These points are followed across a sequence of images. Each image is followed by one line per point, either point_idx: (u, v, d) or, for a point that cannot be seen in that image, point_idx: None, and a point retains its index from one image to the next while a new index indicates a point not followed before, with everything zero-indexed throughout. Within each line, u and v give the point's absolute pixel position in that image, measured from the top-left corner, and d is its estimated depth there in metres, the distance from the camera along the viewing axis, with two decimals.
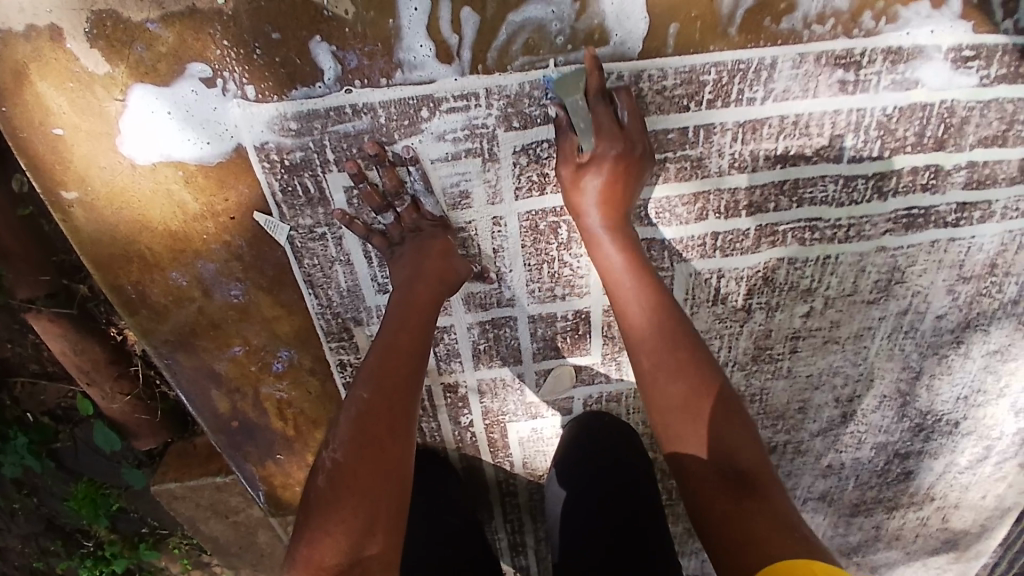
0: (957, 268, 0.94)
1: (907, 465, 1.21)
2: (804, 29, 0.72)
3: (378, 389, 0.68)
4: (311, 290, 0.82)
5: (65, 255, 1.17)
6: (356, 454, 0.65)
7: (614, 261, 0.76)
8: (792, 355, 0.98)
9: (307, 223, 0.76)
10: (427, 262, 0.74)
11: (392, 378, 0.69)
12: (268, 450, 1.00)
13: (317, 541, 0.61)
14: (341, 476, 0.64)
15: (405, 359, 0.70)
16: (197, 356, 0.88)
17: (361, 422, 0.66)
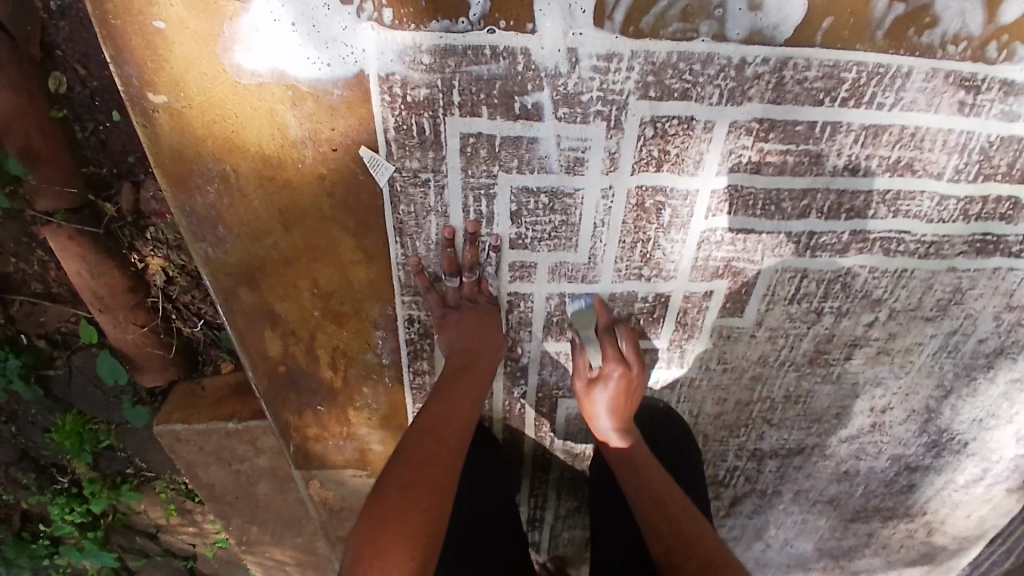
0: (1007, 296, 0.96)
1: (912, 479, 1.26)
2: (939, 47, 0.71)
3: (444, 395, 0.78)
4: (398, 238, 0.78)
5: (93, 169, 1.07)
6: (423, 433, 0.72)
7: (622, 233, 0.76)
8: (845, 361, 1.00)
9: (413, 166, 0.72)
10: (482, 321, 0.84)
11: (454, 409, 0.77)
12: (309, 399, 0.96)
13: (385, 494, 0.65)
14: (407, 452, 0.70)
15: (466, 397, 0.79)
16: (258, 293, 0.83)
17: (431, 415, 0.75)
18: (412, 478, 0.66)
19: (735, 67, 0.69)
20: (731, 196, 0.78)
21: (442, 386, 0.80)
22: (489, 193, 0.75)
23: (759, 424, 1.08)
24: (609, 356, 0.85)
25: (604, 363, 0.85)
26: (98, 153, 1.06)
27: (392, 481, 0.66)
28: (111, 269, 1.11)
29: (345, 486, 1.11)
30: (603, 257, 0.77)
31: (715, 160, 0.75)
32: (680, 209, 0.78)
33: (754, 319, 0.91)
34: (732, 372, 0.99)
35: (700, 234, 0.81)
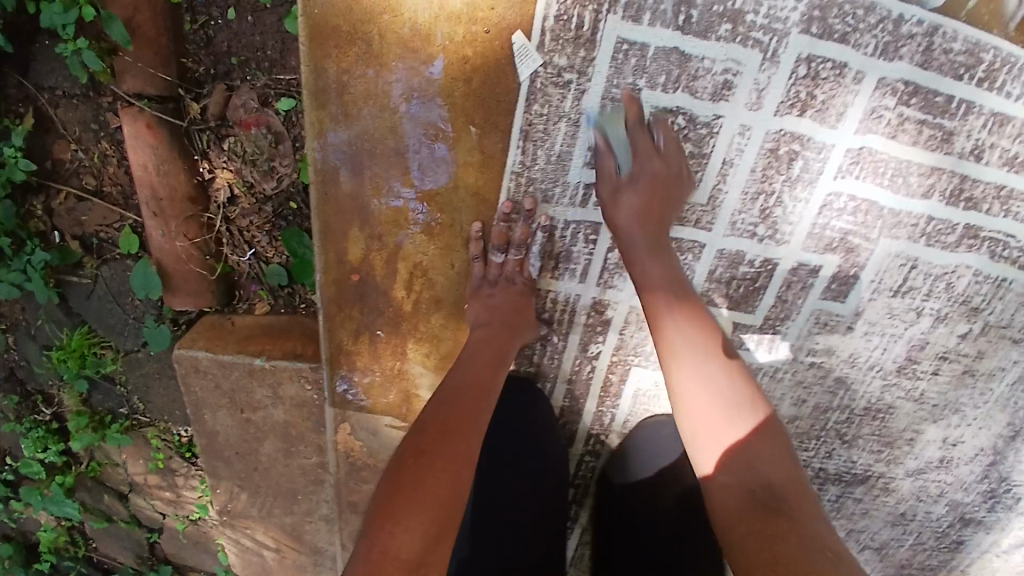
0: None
1: (964, 536, 1.17)
2: None
3: (470, 363, 0.77)
4: (522, 142, 0.75)
5: (190, 65, 1.07)
6: (446, 407, 0.72)
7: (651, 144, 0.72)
8: (930, 376, 0.95)
9: (561, 63, 0.71)
10: (513, 301, 0.82)
11: (475, 383, 0.75)
12: (370, 322, 0.89)
13: (406, 465, 0.66)
14: (426, 426, 0.70)
15: (490, 368, 0.77)
16: (358, 181, 0.79)
17: (454, 386, 0.74)
18: (430, 450, 0.67)
19: (892, 22, 0.71)
20: (863, 160, 0.77)
21: (459, 366, 0.77)
22: (627, 108, 0.73)
23: (831, 438, 1.00)
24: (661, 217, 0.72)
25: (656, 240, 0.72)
26: (199, 50, 1.07)
27: (412, 453, 0.67)
28: (176, 171, 1.10)
29: (378, 438, 1.01)
30: (636, 200, 0.71)
31: (857, 116, 0.74)
32: (812, 164, 0.77)
33: (857, 308, 0.86)
34: (819, 369, 0.92)
35: (824, 197, 0.78)
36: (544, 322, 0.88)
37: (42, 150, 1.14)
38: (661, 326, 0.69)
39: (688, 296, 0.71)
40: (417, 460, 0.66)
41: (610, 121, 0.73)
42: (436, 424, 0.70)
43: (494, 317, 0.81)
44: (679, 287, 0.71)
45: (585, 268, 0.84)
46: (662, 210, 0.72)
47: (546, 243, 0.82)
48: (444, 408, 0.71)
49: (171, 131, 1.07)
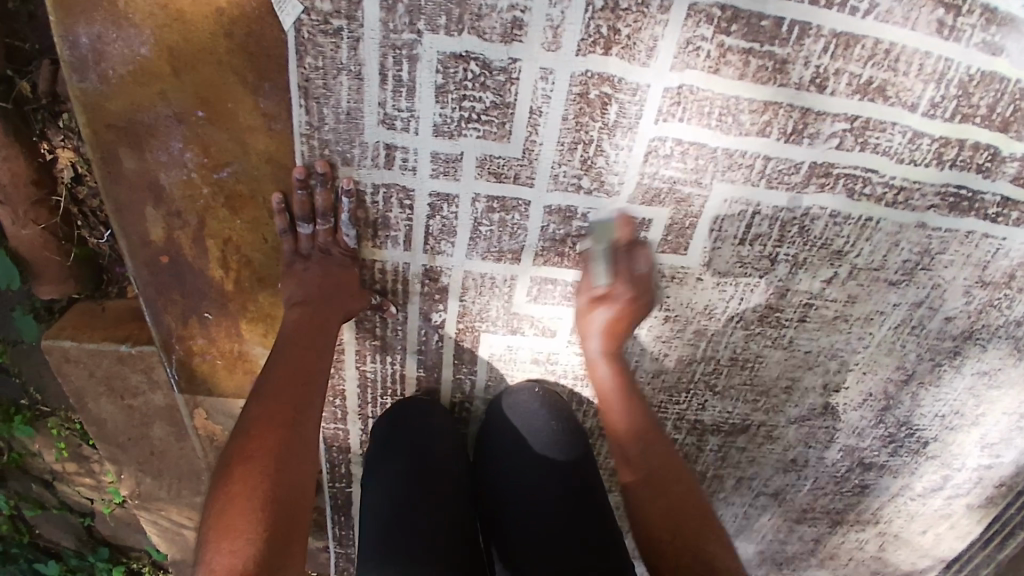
0: (979, 269, 0.88)
1: (865, 478, 1.15)
2: None
3: (290, 343, 0.73)
4: (302, 100, 0.69)
5: (17, 43, 0.96)
6: (267, 398, 0.68)
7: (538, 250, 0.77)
8: (798, 324, 0.91)
9: (324, 9, 0.64)
10: (333, 275, 0.77)
11: (298, 366, 0.72)
12: (194, 304, 0.85)
13: (234, 471, 0.63)
14: (251, 423, 0.66)
15: (312, 347, 0.74)
16: (140, 156, 0.74)
17: (275, 374, 0.70)
18: (258, 450, 0.64)
19: None
20: (684, 100, 0.70)
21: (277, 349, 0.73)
22: (410, 55, 0.66)
23: (702, 391, 0.98)
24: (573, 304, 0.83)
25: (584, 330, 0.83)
26: (24, 26, 0.96)
27: (238, 456, 0.64)
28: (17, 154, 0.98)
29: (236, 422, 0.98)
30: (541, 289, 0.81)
31: (670, 49, 0.67)
32: (627, 107, 0.70)
33: (701, 258, 0.83)
34: (675, 323, 0.90)
35: (646, 144, 0.73)
36: (375, 295, 0.84)
37: None
38: (591, 330, 0.83)
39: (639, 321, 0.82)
40: (244, 463, 0.63)
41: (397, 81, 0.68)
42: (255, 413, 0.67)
43: (314, 293, 0.76)
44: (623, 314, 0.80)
45: (406, 234, 0.79)
46: (641, 273, 0.79)
47: (358, 210, 0.76)
48: (266, 404, 0.68)
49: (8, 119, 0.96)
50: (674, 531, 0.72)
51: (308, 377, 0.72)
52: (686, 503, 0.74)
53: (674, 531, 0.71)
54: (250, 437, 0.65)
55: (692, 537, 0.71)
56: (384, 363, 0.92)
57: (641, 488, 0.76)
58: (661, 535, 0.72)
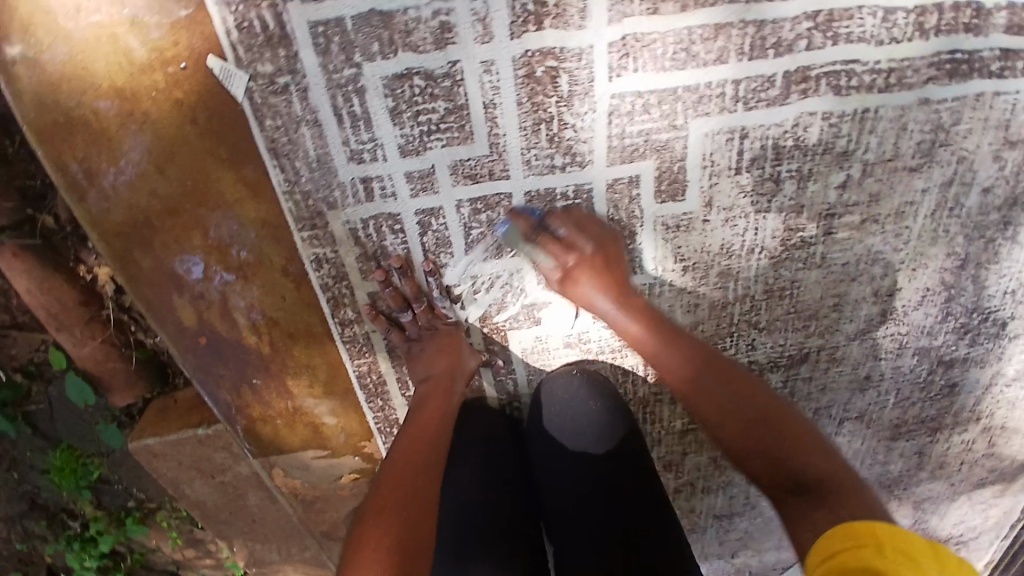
0: (1002, 129, 0.80)
1: (952, 377, 1.09)
2: None
3: (418, 405, 0.81)
4: (275, 161, 0.73)
5: (29, 184, 1.05)
6: (400, 452, 0.75)
7: (558, 242, 0.78)
8: (827, 238, 0.86)
9: (267, 71, 0.69)
10: (445, 344, 0.85)
11: (423, 420, 0.79)
12: (240, 372, 0.91)
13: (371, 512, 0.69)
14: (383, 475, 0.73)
15: (436, 404, 0.81)
16: (154, 252, 0.81)
17: (404, 431, 0.78)
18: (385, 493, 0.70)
19: None
20: (633, 49, 0.69)
21: (414, 415, 0.81)
22: (357, 89, 0.69)
23: (747, 330, 0.95)
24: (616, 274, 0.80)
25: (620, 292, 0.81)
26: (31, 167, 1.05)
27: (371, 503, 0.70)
28: (61, 282, 1.08)
29: (311, 471, 1.03)
30: (592, 284, 0.79)
31: (602, 7, 0.66)
32: (576, 73, 0.70)
33: (701, 200, 0.81)
34: (695, 271, 0.87)
35: (609, 103, 0.72)
36: (483, 349, 0.91)
37: None
38: (589, 299, 0.81)
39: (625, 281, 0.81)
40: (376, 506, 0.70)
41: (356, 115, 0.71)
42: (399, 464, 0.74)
43: (434, 368, 0.84)
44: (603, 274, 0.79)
45: (407, 257, 0.81)
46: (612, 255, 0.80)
47: (356, 246, 0.80)
48: (400, 454, 0.75)
49: (44, 254, 1.07)
50: (812, 459, 0.71)
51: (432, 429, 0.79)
52: (798, 445, 0.73)
53: (804, 487, 0.69)
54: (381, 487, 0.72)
55: (781, 445, 0.73)
56: None
57: (704, 400, 0.79)
58: (752, 437, 0.75)
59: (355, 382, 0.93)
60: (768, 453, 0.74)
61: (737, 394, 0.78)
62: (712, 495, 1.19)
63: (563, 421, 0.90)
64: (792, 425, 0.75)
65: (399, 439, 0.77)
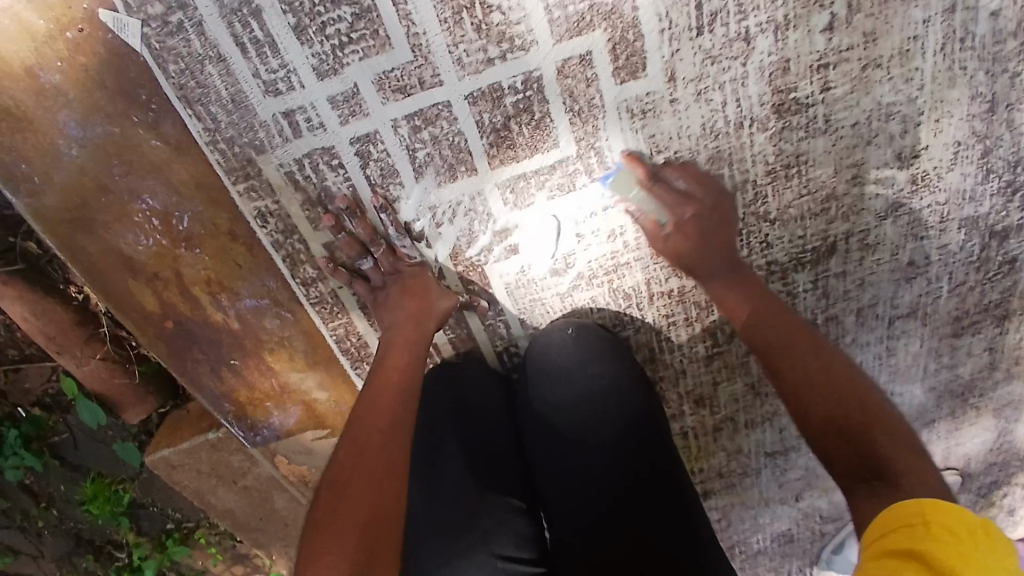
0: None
1: (1007, 250, 0.96)
2: None
3: (381, 366, 0.72)
4: (189, 109, 0.68)
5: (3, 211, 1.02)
6: (360, 425, 0.67)
7: (672, 193, 0.75)
8: (826, 95, 0.75)
9: (158, 11, 0.64)
10: (409, 289, 0.77)
11: (386, 385, 0.70)
12: (217, 356, 0.85)
13: (330, 502, 0.61)
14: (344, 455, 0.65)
15: (401, 365, 0.72)
16: (99, 237, 0.76)
17: (365, 398, 0.69)
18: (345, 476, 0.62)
19: None
20: None
21: (376, 377, 0.71)
22: (253, 11, 0.63)
23: (757, 225, 0.83)
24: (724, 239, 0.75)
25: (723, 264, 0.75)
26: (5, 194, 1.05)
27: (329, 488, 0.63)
28: (51, 302, 1.03)
29: (316, 456, 0.97)
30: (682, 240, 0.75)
31: None
32: None
33: (666, 74, 0.71)
34: (683, 161, 0.76)
35: None
36: (461, 291, 0.83)
37: None
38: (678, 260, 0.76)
39: (727, 231, 0.76)
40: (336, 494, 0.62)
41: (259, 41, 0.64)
42: (359, 438, 0.65)
43: (399, 322, 0.75)
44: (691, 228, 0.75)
45: (354, 196, 0.74)
46: (685, 183, 0.75)
47: (297, 192, 0.73)
48: (361, 430, 0.66)
49: (26, 277, 1.02)
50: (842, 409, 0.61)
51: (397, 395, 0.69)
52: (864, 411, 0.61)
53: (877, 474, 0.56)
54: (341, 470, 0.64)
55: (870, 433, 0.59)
56: None
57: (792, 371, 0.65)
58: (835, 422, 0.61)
59: (336, 349, 0.86)
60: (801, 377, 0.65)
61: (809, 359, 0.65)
62: (759, 430, 1.06)
63: (558, 380, 0.79)
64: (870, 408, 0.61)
65: (360, 407, 0.69)
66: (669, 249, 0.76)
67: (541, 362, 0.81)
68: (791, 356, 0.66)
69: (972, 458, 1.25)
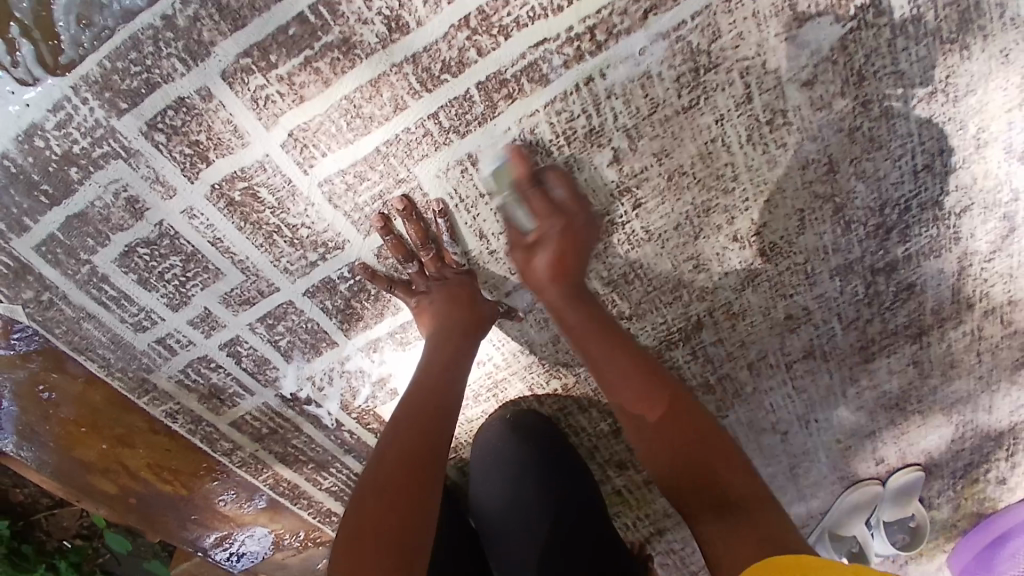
0: (788, 10, 0.67)
1: (899, 281, 0.94)
2: None
3: (412, 398, 0.73)
4: (84, 355, 0.80)
5: None
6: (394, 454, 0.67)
7: (548, 202, 0.70)
8: (636, 211, 0.79)
9: (31, 295, 0.74)
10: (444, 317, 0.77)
11: (429, 409, 0.71)
12: (180, 514, 0.98)
13: (352, 539, 0.61)
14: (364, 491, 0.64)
15: (445, 393, 0.73)
16: (58, 449, 0.88)
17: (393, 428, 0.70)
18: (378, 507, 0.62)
19: (165, 27, 0.59)
20: (308, 138, 0.66)
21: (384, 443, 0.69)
22: (102, 277, 0.73)
23: (613, 323, 0.89)
24: (575, 264, 0.71)
25: (568, 283, 0.71)
26: None
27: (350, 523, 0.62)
28: None
29: (290, 568, 1.12)
30: (551, 257, 0.70)
31: (251, 117, 0.64)
32: (271, 182, 0.68)
33: (474, 236, 0.77)
34: (522, 294, 0.84)
35: (321, 191, 0.70)
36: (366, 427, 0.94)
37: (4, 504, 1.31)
38: (541, 281, 0.72)
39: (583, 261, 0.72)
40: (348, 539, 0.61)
41: (120, 297, 0.75)
42: (370, 510, 0.62)
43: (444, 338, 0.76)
44: (564, 254, 0.70)
45: (239, 383, 0.85)
46: (563, 199, 0.70)
47: (191, 393, 0.85)
48: (393, 457, 0.67)
49: None
50: (677, 419, 0.68)
51: (445, 423, 0.71)
52: (712, 446, 0.66)
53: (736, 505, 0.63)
54: (366, 501, 0.63)
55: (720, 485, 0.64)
56: (335, 474, 0.99)
57: (615, 380, 0.71)
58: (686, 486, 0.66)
59: (274, 492, 1.00)
60: (661, 434, 0.68)
61: (615, 360, 0.71)
62: None
63: (487, 474, 0.95)
64: (705, 434, 0.67)
65: (353, 495, 0.65)
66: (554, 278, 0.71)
67: (477, 461, 0.96)
68: (640, 368, 0.70)
69: (934, 453, 1.21)
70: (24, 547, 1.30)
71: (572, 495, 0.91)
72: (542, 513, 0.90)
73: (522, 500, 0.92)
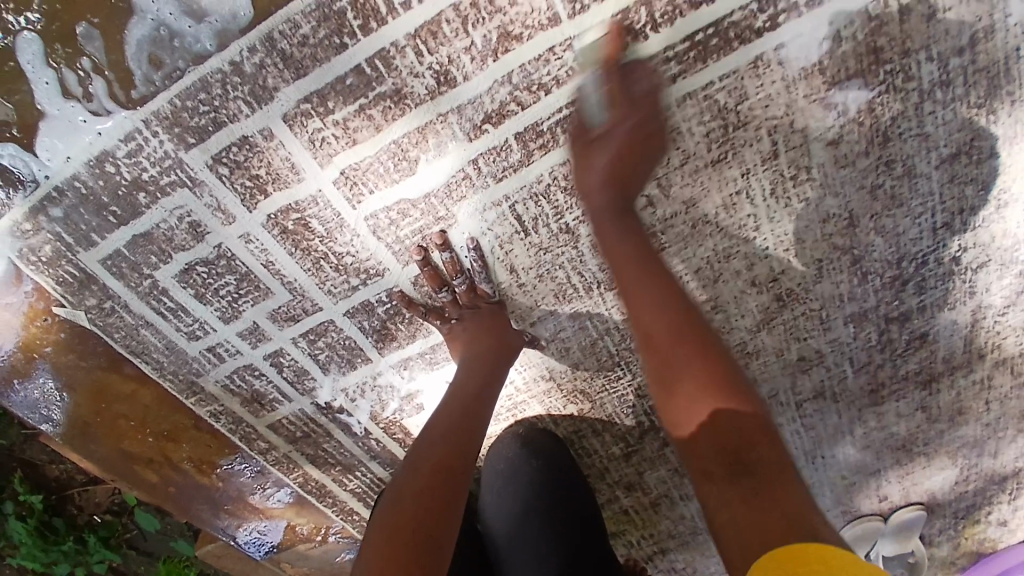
0: (817, 74, 0.70)
1: (911, 329, 0.96)
2: None
3: (446, 407, 0.80)
4: (139, 358, 0.86)
5: None
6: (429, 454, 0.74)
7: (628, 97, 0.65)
8: (662, 253, 0.84)
9: (92, 302, 0.80)
10: (481, 329, 0.82)
11: (460, 418, 0.78)
12: (213, 504, 1.04)
13: (387, 523, 0.67)
14: (398, 486, 0.71)
15: (477, 404, 0.80)
16: (103, 443, 0.93)
17: (429, 432, 0.77)
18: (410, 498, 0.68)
19: (233, 72, 0.64)
20: (357, 177, 0.72)
21: (417, 453, 0.75)
22: (160, 290, 0.79)
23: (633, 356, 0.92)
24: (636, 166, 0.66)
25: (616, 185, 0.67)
26: None
27: (385, 512, 0.68)
28: None
29: (311, 558, 1.18)
30: (608, 157, 0.66)
31: (307, 156, 0.70)
32: (322, 214, 0.74)
33: (505, 269, 0.82)
34: (546, 323, 0.88)
35: (367, 225, 0.75)
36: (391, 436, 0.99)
37: (41, 480, 1.38)
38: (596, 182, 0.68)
39: (646, 167, 0.67)
40: (382, 524, 0.67)
41: (174, 308, 0.81)
42: (402, 508, 0.68)
43: (478, 350, 0.82)
44: (634, 148, 0.65)
45: (278, 391, 0.91)
46: (641, 93, 0.65)
47: (234, 396, 0.91)
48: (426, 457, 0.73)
49: None
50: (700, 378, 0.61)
51: (474, 429, 0.78)
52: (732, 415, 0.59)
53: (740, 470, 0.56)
54: (401, 493, 0.70)
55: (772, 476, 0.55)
56: (360, 477, 1.05)
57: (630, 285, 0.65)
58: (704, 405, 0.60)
59: (302, 490, 1.05)
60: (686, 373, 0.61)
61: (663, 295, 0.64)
62: (697, 499, 1.15)
63: (502, 481, 0.98)
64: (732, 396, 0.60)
65: (387, 497, 0.71)
66: (604, 188, 0.67)
67: (492, 470, 1.00)
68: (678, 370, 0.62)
69: (938, 493, 1.24)
70: (56, 522, 1.37)
71: (580, 500, 0.97)
72: (557, 514, 0.95)
73: (536, 505, 0.96)
